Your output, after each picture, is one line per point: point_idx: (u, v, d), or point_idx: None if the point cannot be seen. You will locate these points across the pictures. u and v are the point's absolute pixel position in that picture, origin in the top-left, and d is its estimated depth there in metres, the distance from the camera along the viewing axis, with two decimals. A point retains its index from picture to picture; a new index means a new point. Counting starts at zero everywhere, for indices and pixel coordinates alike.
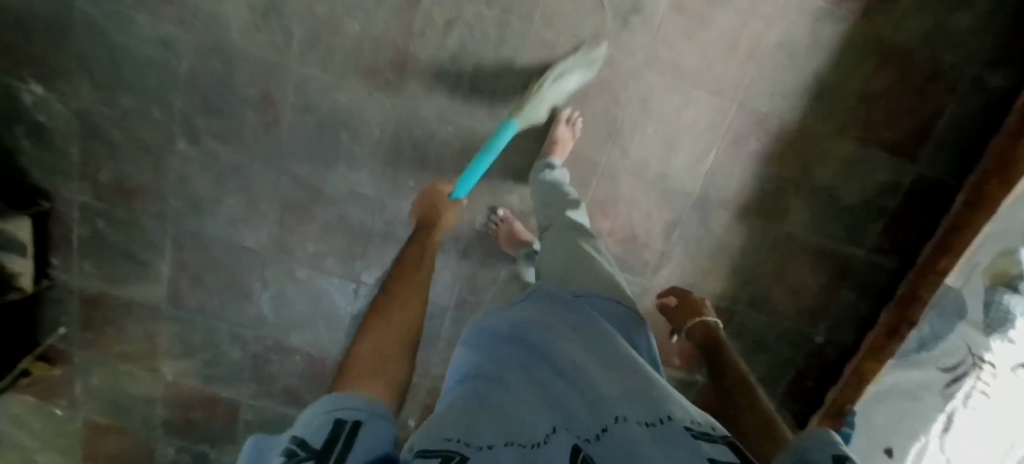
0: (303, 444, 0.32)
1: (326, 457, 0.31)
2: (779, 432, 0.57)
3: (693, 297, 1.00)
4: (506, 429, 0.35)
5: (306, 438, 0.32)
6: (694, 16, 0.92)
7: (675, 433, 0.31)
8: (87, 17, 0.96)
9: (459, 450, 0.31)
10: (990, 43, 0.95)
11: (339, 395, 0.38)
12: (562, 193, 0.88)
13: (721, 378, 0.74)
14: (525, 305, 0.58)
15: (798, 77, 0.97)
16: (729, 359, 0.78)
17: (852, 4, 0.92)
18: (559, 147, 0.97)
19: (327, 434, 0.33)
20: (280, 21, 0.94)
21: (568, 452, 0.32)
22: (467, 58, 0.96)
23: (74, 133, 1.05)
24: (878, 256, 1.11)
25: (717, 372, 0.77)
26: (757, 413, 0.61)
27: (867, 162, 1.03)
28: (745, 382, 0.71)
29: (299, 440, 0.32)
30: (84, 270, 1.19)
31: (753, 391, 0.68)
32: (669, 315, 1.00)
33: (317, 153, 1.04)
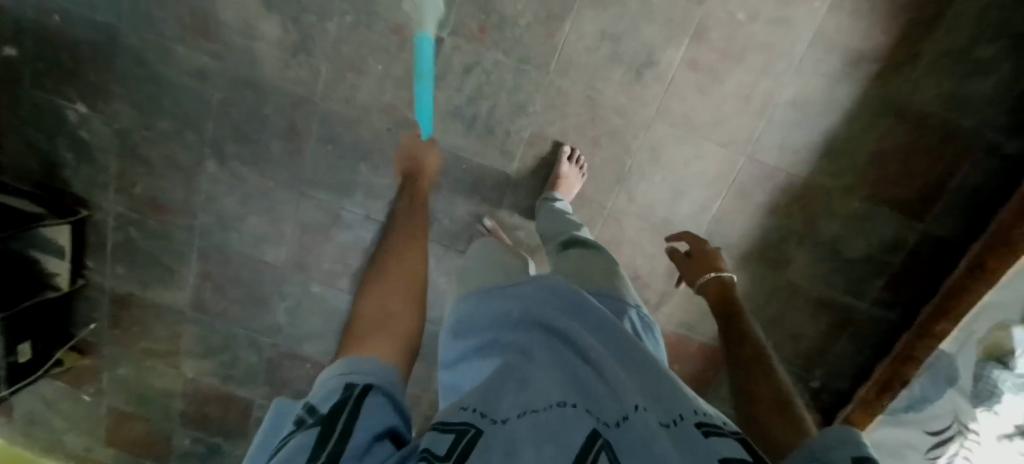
0: (313, 412, 0.31)
1: (331, 431, 0.29)
2: (796, 411, 0.49)
3: (709, 248, 0.90)
4: (523, 399, 0.35)
5: (316, 406, 0.31)
6: (706, 72, 0.95)
7: (691, 438, 0.30)
8: (132, 47, 1.04)
9: (472, 424, 0.32)
10: (1010, 108, 0.92)
11: (345, 361, 0.36)
12: (566, 221, 0.89)
13: (732, 348, 0.65)
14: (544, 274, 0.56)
15: (808, 134, 0.98)
16: (744, 327, 0.69)
17: (868, 65, 0.92)
18: (563, 184, 0.99)
19: (336, 401, 0.31)
20: (308, 59, 0.99)
21: (588, 434, 0.30)
22: (483, 102, 1.00)
23: (114, 149, 1.12)
24: (878, 310, 1.10)
25: (729, 339, 0.68)
26: (774, 387, 0.54)
27: (871, 219, 1.03)
28: (761, 353, 0.62)
29: (310, 407, 0.32)
30: (116, 272, 1.24)
31: (769, 365, 0.59)
32: (680, 264, 0.89)
33: (337, 181, 1.09)
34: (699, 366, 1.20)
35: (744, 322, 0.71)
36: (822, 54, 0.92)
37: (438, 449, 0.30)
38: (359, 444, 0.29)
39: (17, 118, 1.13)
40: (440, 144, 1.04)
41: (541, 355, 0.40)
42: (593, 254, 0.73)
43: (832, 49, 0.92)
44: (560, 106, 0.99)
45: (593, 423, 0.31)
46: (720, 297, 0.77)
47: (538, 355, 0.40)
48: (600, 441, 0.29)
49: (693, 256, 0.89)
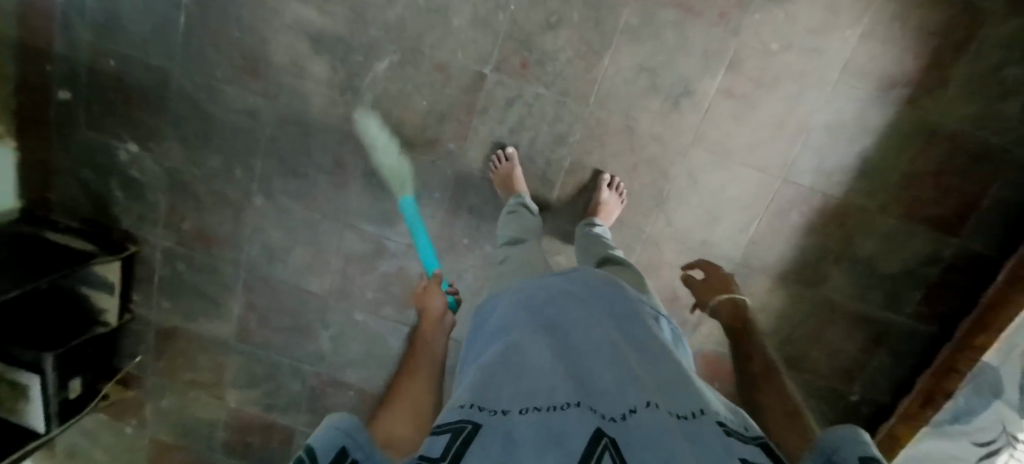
0: (309, 462, 0.32)
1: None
2: (807, 424, 0.47)
3: (722, 272, 0.88)
4: (535, 392, 0.37)
5: (313, 457, 0.32)
6: (742, 99, 0.98)
7: (699, 435, 0.32)
8: (182, 88, 1.07)
9: (471, 420, 0.34)
10: None
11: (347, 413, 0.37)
12: (604, 243, 0.90)
13: (742, 366, 0.63)
14: (567, 281, 0.59)
15: (842, 155, 1.00)
16: (756, 344, 0.67)
17: (900, 88, 0.95)
18: (603, 210, 1.01)
19: (331, 461, 0.32)
20: (356, 97, 1.03)
21: (587, 423, 0.31)
22: (525, 133, 1.03)
23: (163, 187, 1.16)
24: (916, 324, 1.11)
25: (740, 356, 0.66)
26: (784, 401, 0.52)
27: (907, 235, 1.05)
28: (771, 370, 0.60)
29: (307, 457, 0.32)
30: (162, 306, 1.28)
31: (779, 382, 0.57)
32: (693, 288, 0.86)
33: (382, 212, 1.12)
34: None
35: (755, 341, 0.68)
36: (854, 80, 0.95)
37: (435, 451, 0.31)
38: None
39: (68, 159, 1.16)
40: (482, 174, 1.08)
41: (553, 355, 0.43)
42: (625, 268, 0.75)
43: (864, 74, 0.95)
44: (599, 134, 1.03)
45: (600, 419, 0.32)
46: (734, 318, 0.74)
47: (550, 355, 0.43)
48: (605, 432, 0.30)
49: (707, 279, 0.86)
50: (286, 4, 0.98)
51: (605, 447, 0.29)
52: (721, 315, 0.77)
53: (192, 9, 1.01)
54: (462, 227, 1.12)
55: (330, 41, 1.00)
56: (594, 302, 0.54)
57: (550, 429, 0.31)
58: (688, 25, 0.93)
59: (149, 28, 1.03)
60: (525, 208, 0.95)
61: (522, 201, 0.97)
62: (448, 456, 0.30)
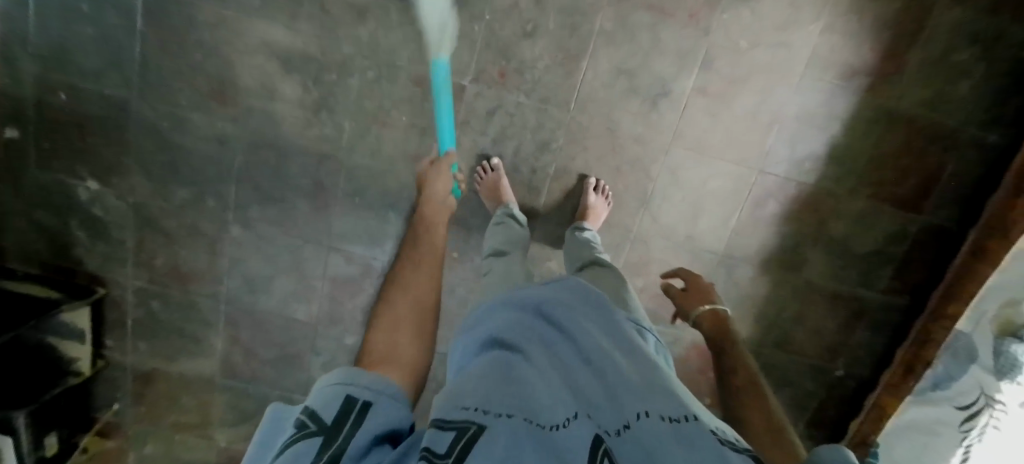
0: (316, 418, 0.31)
1: (334, 437, 0.30)
2: (792, 445, 0.47)
3: (703, 281, 0.88)
4: (532, 401, 0.35)
5: (319, 414, 0.32)
6: (716, 96, 1.00)
7: (700, 441, 0.31)
8: (143, 119, 1.01)
9: (475, 421, 0.32)
10: (989, 104, 1.01)
11: (347, 369, 0.37)
12: (591, 249, 0.90)
13: (725, 377, 0.61)
14: (553, 283, 0.58)
15: (814, 144, 1.04)
16: (738, 355, 0.65)
17: (861, 77, 0.99)
18: (592, 214, 1.02)
19: (339, 410, 0.32)
20: (331, 117, 1.01)
21: (589, 443, 0.31)
22: (508, 142, 1.03)
23: (130, 224, 1.10)
24: (891, 298, 1.17)
25: (721, 366, 0.65)
26: (766, 415, 0.52)
27: (877, 215, 1.10)
28: (754, 384, 0.58)
29: (313, 413, 0.32)
30: (138, 348, 1.21)
31: (763, 400, 0.55)
32: (674, 297, 0.86)
33: (367, 232, 1.10)
34: None
35: (736, 352, 0.67)
36: (820, 71, 0.99)
37: (439, 447, 0.29)
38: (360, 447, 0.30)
39: (21, 201, 1.08)
40: (467, 187, 1.06)
41: (545, 361, 0.42)
42: (607, 272, 0.76)
43: (828, 66, 0.99)
44: (582, 139, 1.03)
45: (597, 430, 0.33)
46: (717, 328, 0.74)
47: (543, 362, 0.42)
48: (603, 451, 0.31)
49: (688, 290, 0.86)
50: (250, 26, 0.94)
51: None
52: (703, 326, 0.76)
53: (147, 34, 0.95)
54: (450, 241, 1.11)
55: (301, 62, 0.97)
56: (582, 301, 0.54)
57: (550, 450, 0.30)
58: (661, 26, 0.95)
59: (102, 58, 0.97)
60: (512, 219, 0.95)
61: (509, 211, 0.97)
62: (455, 457, 0.28)
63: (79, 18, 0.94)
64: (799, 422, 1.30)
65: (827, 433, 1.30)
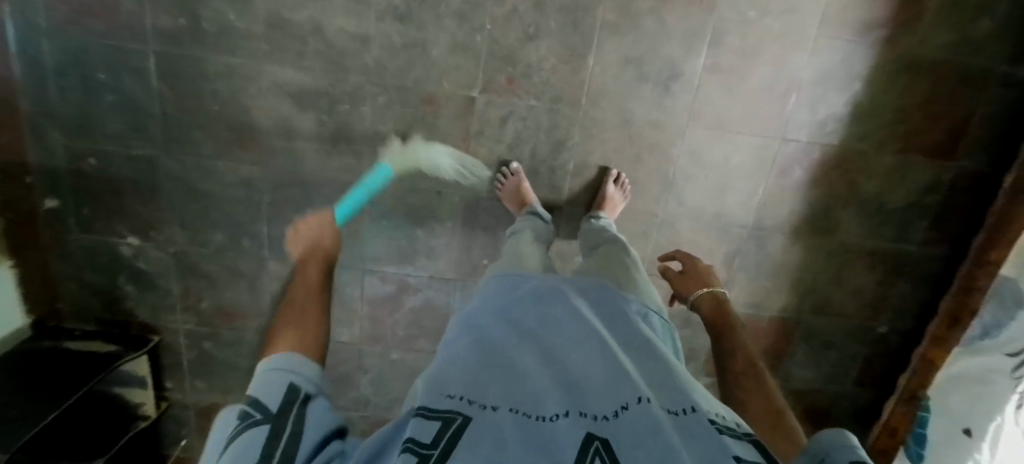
0: (259, 409, 0.37)
1: (280, 427, 0.35)
2: (791, 424, 0.48)
3: (700, 264, 0.88)
4: (525, 396, 0.37)
5: (261, 406, 0.37)
6: (729, 72, 0.99)
7: (700, 432, 0.32)
8: (171, 172, 1.04)
9: (460, 411, 0.34)
10: (1014, 41, 0.97)
11: (283, 355, 0.43)
12: (602, 231, 0.90)
13: (723, 363, 0.61)
14: (540, 281, 0.60)
15: (834, 106, 1.02)
16: (737, 339, 0.65)
17: (879, 31, 0.96)
18: (609, 205, 1.03)
19: (281, 401, 0.38)
20: (349, 146, 1.02)
21: (582, 433, 0.32)
22: (525, 147, 1.04)
23: (173, 273, 1.14)
24: (929, 249, 1.15)
25: (721, 349, 0.65)
26: (767, 399, 0.52)
27: (907, 168, 1.07)
28: (754, 367, 0.59)
29: (256, 404, 0.37)
30: (197, 386, 1.27)
31: (764, 383, 0.55)
32: (672, 281, 0.87)
33: (397, 251, 1.12)
34: (772, 340, 1.25)
35: (733, 335, 0.67)
36: (834, 31, 0.96)
37: (426, 435, 0.31)
38: (310, 441, 0.35)
39: (70, 265, 1.13)
40: (490, 195, 1.08)
41: (539, 359, 0.43)
42: (617, 252, 0.77)
43: (843, 24, 0.96)
44: (598, 134, 1.03)
45: (590, 419, 0.34)
46: (715, 310, 0.74)
47: (536, 359, 0.43)
48: (597, 441, 0.31)
49: (685, 272, 0.87)
50: (259, 69, 0.96)
51: (595, 455, 0.29)
52: (702, 309, 0.77)
53: (163, 92, 0.98)
54: (479, 250, 1.13)
55: (312, 97, 0.98)
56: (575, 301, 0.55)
57: (539, 437, 0.31)
58: (665, 10, 0.94)
59: (123, 120, 1.00)
60: (538, 217, 0.95)
61: (534, 211, 0.97)
62: (441, 447, 0.30)
63: (97, 85, 0.97)
64: (845, 382, 1.30)
65: (873, 389, 1.32)
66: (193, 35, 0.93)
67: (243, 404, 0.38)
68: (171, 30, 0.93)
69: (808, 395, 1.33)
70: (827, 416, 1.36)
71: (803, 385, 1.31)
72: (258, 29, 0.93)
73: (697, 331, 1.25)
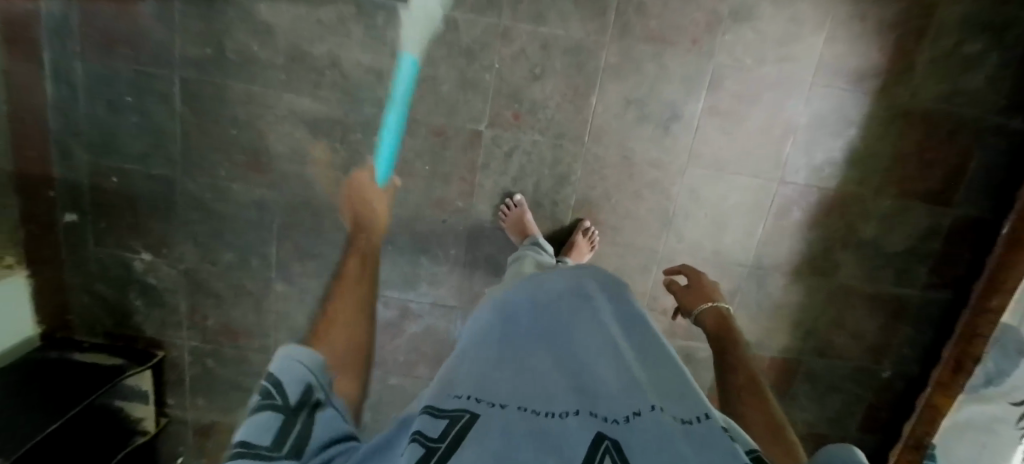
0: (280, 394, 0.39)
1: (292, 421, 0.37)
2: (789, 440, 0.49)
3: (707, 281, 0.88)
4: (536, 395, 0.39)
5: (282, 390, 0.40)
6: (727, 114, 1.02)
7: (707, 438, 0.33)
8: (187, 192, 1.09)
9: (469, 411, 0.36)
10: (1007, 93, 1.00)
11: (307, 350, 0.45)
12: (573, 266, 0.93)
13: (725, 377, 0.61)
14: (553, 276, 0.60)
15: (832, 150, 1.05)
16: (740, 354, 0.65)
17: (871, 81, 1.00)
18: (577, 252, 1.06)
19: (300, 392, 0.40)
20: (358, 174, 1.06)
21: (592, 437, 0.33)
22: (528, 180, 1.07)
23: (182, 290, 1.17)
24: (931, 293, 1.15)
25: (723, 362, 0.65)
26: (766, 412, 0.53)
27: (905, 212, 1.09)
28: (755, 382, 0.59)
29: (277, 389, 0.40)
30: (197, 403, 1.28)
31: (765, 400, 0.55)
32: (677, 294, 0.86)
33: (401, 277, 1.15)
34: (773, 380, 1.24)
35: (738, 351, 0.67)
36: (829, 78, 1.00)
37: (434, 431, 0.34)
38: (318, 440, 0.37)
39: (83, 278, 1.17)
40: (493, 225, 1.10)
41: (549, 360, 0.45)
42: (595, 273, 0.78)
43: (838, 72, 0.99)
44: (599, 170, 1.06)
45: (600, 422, 0.35)
46: (718, 325, 0.74)
47: (546, 359, 0.45)
48: (606, 439, 0.33)
49: (690, 286, 0.86)
50: (278, 98, 1.01)
51: (605, 452, 0.31)
52: (705, 323, 0.77)
53: (186, 117, 1.03)
54: (481, 278, 1.15)
55: (327, 125, 1.03)
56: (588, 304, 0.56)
57: (548, 435, 0.33)
58: (665, 55, 0.98)
59: (147, 141, 1.05)
60: (541, 248, 0.97)
61: (536, 242, 0.99)
62: (448, 441, 0.32)
63: (125, 109, 1.03)
64: (848, 427, 1.28)
65: (878, 435, 1.29)
66: (218, 65, 0.99)
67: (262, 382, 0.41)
68: (199, 60, 0.99)
69: (811, 439, 1.30)
70: None
71: (806, 429, 1.29)
72: (279, 61, 0.99)
73: (696, 368, 1.25)
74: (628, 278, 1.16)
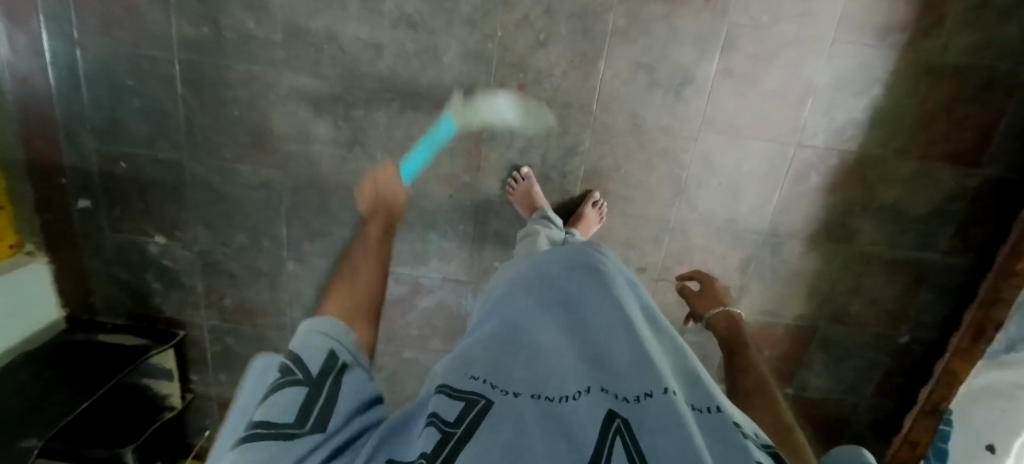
0: (300, 368, 0.39)
1: (318, 393, 0.37)
2: (800, 443, 0.47)
3: (719, 287, 0.88)
4: (548, 375, 0.38)
5: (303, 364, 0.39)
6: (742, 76, 0.97)
7: (720, 431, 0.33)
8: (195, 175, 1.09)
9: (483, 395, 0.36)
10: None
11: (329, 320, 0.44)
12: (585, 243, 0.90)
13: (735, 379, 0.60)
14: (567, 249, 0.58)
15: (854, 112, 1.00)
16: (748, 356, 0.64)
17: (899, 36, 0.94)
18: (585, 223, 1.04)
19: (321, 365, 0.39)
20: (363, 151, 1.05)
21: (603, 417, 0.33)
22: (535, 152, 1.05)
23: (198, 272, 1.19)
24: (953, 258, 1.12)
25: (733, 365, 0.63)
26: (777, 417, 0.51)
27: (930, 175, 1.04)
28: (765, 384, 0.58)
29: (299, 363, 0.39)
30: (220, 379, 1.33)
31: (774, 403, 0.54)
32: (689, 299, 0.86)
33: (411, 253, 1.15)
34: (787, 348, 1.24)
35: (749, 354, 0.65)
36: (852, 34, 0.94)
37: (450, 415, 0.34)
38: (341, 415, 0.37)
39: (101, 262, 1.19)
40: (501, 199, 1.09)
41: (562, 336, 0.44)
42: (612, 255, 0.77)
43: (862, 27, 0.93)
44: (608, 139, 1.03)
45: (612, 403, 0.34)
46: (728, 328, 0.73)
47: (558, 335, 0.44)
48: (617, 420, 0.32)
49: (702, 291, 0.87)
50: (278, 76, 0.99)
51: (615, 435, 0.31)
52: (715, 327, 0.76)
53: (188, 99, 1.02)
54: (490, 253, 1.14)
55: (329, 103, 1.01)
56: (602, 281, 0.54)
57: (560, 421, 0.33)
58: (677, 14, 0.93)
59: (151, 125, 1.05)
60: (549, 220, 0.96)
61: (545, 215, 0.97)
62: (463, 428, 0.32)
63: (126, 92, 1.02)
64: (863, 392, 1.28)
65: (893, 400, 1.29)
66: (215, 44, 0.97)
67: (286, 359, 0.40)
68: (196, 39, 0.97)
69: (824, 404, 1.31)
70: (844, 425, 1.34)
71: (820, 394, 1.29)
72: (276, 38, 0.96)
73: (709, 337, 1.24)
74: (639, 249, 1.15)
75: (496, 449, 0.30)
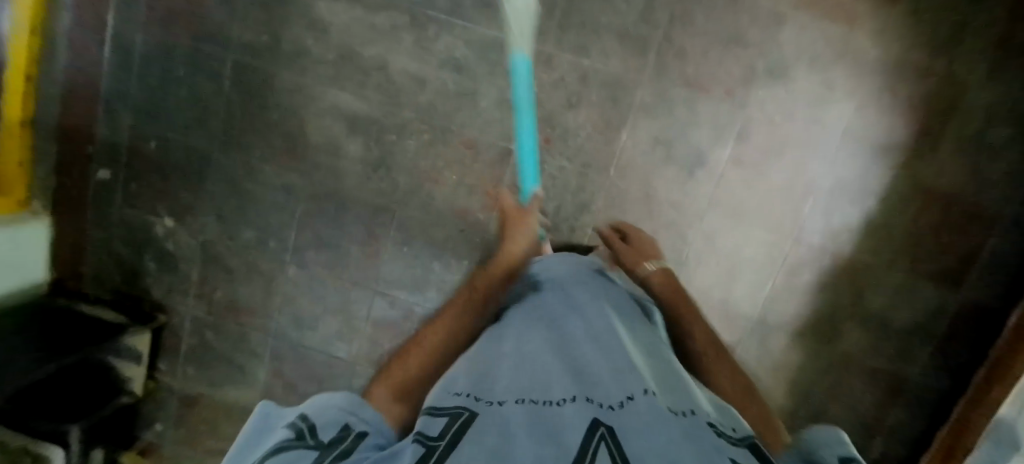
0: (311, 435, 0.35)
1: (326, 454, 0.33)
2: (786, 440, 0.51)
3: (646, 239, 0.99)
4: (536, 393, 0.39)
5: (313, 429, 0.36)
6: (751, 167, 1.05)
7: (696, 427, 0.33)
8: (219, 167, 1.12)
9: (468, 408, 0.36)
10: None
11: (345, 395, 0.42)
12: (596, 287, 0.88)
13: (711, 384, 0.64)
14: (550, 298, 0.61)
15: (850, 218, 1.07)
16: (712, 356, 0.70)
17: (895, 156, 1.02)
18: None
19: (335, 434, 0.36)
20: (387, 172, 1.09)
21: (586, 423, 0.32)
22: (549, 203, 1.09)
23: (196, 260, 1.19)
24: (931, 375, 1.15)
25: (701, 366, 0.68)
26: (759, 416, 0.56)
27: (913, 289, 1.10)
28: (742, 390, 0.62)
29: (307, 426, 0.36)
30: (187, 374, 1.26)
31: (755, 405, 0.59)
32: (616, 249, 0.94)
33: (411, 279, 1.15)
34: None
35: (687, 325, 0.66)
36: (855, 146, 1.02)
37: (435, 429, 0.34)
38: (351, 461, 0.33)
39: (104, 234, 1.19)
40: None
41: (551, 365, 0.45)
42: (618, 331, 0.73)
43: (863, 141, 1.02)
44: (619, 203, 1.09)
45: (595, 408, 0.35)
46: (670, 290, 0.83)
47: (543, 358, 0.45)
48: (601, 427, 0.32)
49: (636, 244, 0.96)
50: (322, 91, 1.05)
51: (601, 440, 0.30)
52: (658, 287, 0.84)
53: (232, 96, 1.07)
54: None
55: (365, 123, 1.07)
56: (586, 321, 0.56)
57: (547, 423, 0.33)
58: (699, 100, 1.01)
59: (190, 113, 1.09)
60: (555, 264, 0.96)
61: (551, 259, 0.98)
62: (448, 439, 0.32)
63: (175, 80, 1.07)
64: None
65: None
66: (272, 52, 1.04)
67: (295, 418, 0.37)
68: (254, 44, 1.04)
69: None
70: None
71: None
72: (329, 57, 1.03)
73: None
74: None
75: (482, 454, 0.28)
